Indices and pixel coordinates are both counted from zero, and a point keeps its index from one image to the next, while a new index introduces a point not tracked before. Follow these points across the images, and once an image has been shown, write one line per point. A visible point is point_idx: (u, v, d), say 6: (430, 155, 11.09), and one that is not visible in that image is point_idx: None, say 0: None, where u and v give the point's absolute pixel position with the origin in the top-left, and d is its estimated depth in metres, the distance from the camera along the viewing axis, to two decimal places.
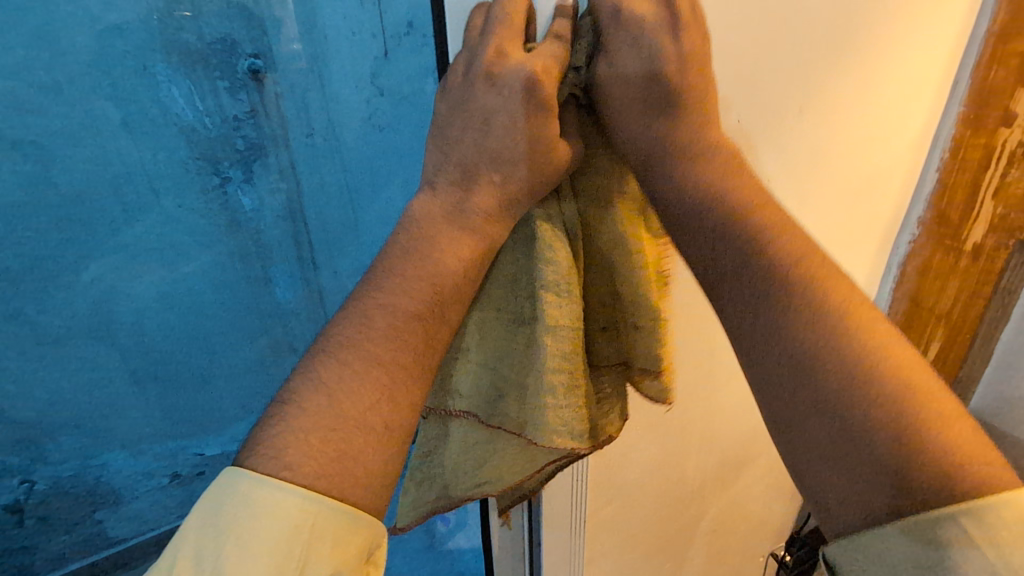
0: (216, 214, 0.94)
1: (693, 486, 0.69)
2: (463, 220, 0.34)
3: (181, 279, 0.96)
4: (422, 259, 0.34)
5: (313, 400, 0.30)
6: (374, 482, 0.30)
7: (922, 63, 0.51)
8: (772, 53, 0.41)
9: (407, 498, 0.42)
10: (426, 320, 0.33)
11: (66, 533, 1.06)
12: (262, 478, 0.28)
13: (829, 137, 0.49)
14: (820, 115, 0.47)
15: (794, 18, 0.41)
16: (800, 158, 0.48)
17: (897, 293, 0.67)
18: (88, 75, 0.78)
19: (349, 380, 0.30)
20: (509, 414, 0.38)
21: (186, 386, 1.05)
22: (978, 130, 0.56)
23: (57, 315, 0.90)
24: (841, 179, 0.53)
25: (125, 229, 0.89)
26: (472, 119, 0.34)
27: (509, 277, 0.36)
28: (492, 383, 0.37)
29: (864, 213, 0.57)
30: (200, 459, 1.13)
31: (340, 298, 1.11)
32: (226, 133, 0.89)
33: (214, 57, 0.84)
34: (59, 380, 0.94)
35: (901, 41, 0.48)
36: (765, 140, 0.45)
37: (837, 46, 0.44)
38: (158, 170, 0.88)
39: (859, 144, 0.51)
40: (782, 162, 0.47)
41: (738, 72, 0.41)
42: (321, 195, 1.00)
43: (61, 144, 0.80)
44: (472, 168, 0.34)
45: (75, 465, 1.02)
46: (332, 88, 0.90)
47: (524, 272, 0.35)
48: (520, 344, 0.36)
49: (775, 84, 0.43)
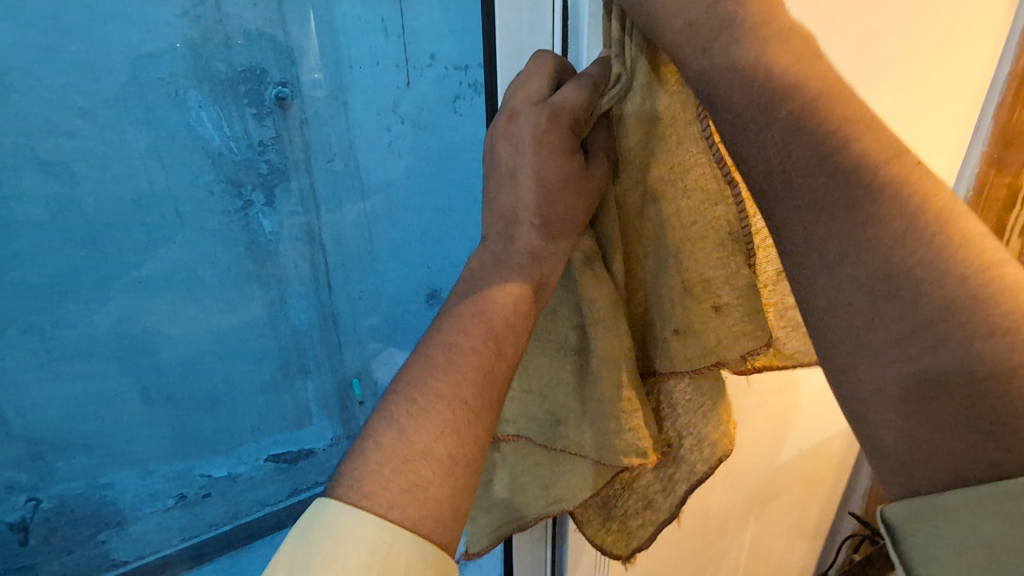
0: (238, 236, 0.95)
1: (718, 519, 0.68)
2: (509, 262, 0.33)
3: (198, 299, 0.97)
4: (478, 301, 0.32)
5: (387, 435, 0.28)
6: (445, 521, 0.27)
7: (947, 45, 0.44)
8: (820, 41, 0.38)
9: (476, 525, 0.46)
10: (484, 356, 0.31)
11: (66, 553, 1.03)
12: (345, 506, 0.26)
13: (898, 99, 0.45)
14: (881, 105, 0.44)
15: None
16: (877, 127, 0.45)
17: None
18: (121, 101, 0.80)
19: (416, 416, 0.28)
20: (570, 435, 0.40)
21: (197, 406, 1.05)
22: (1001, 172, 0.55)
23: (77, 333, 0.90)
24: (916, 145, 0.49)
25: (147, 252, 0.90)
26: (503, 179, 0.35)
27: (552, 311, 0.39)
28: (547, 410, 0.40)
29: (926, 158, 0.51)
30: (206, 480, 1.11)
31: (352, 320, 1.11)
32: (251, 158, 0.91)
33: (243, 84, 0.86)
34: (74, 397, 0.94)
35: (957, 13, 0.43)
36: None
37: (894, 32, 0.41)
38: (181, 193, 0.89)
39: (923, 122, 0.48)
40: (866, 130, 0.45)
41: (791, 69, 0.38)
42: (339, 219, 1.01)
43: (89, 166, 0.82)
44: (515, 216, 0.34)
45: (83, 483, 1.01)
46: (354, 117, 0.93)
47: (562, 303, 0.38)
48: (568, 375, 0.39)
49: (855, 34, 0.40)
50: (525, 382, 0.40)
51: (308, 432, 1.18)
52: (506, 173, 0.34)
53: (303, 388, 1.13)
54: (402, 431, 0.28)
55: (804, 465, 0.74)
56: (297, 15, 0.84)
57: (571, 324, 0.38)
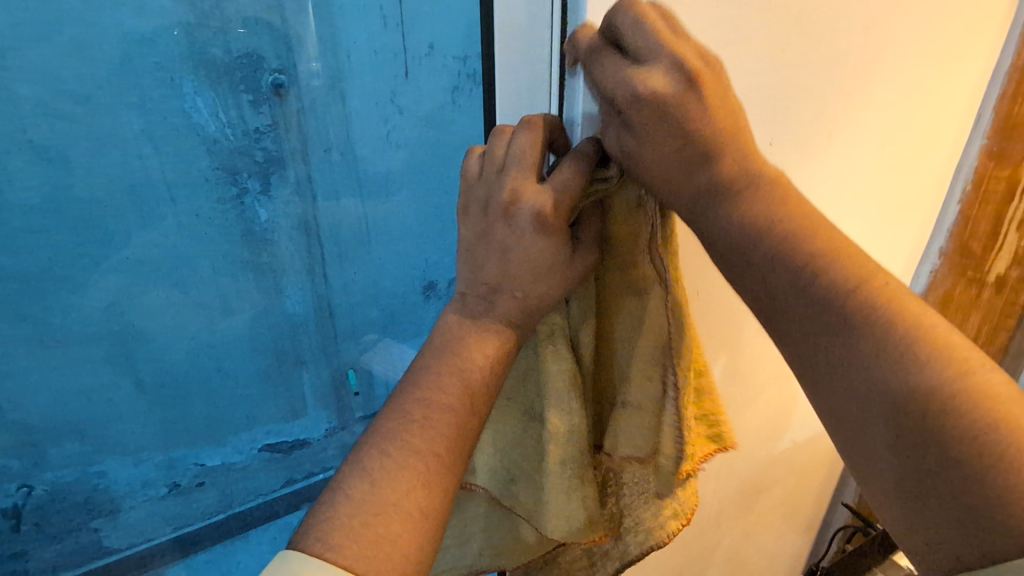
0: (233, 224, 0.95)
1: (712, 515, 0.68)
2: (482, 324, 0.35)
3: (193, 286, 0.96)
4: (455, 358, 0.34)
5: (358, 487, 0.30)
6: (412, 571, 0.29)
7: (929, 85, 0.52)
8: (821, 82, 0.44)
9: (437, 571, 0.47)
10: (458, 413, 0.33)
11: (58, 541, 1.02)
12: (307, 557, 0.28)
13: (872, 150, 0.51)
14: (858, 150, 0.50)
15: (841, 47, 0.43)
16: (849, 179, 0.52)
17: (942, 267, 0.67)
18: (116, 85, 0.79)
19: (388, 466, 0.31)
20: (521, 497, 0.43)
21: (191, 395, 1.05)
22: (1000, 163, 0.60)
23: (70, 319, 0.90)
24: (888, 194, 0.56)
25: (140, 235, 0.89)
26: (492, 247, 0.35)
27: (522, 371, 0.41)
28: (505, 468, 0.43)
29: (910, 191, 0.58)
30: (200, 469, 1.11)
31: (348, 311, 1.11)
32: (247, 145, 0.90)
33: (240, 71, 0.85)
34: (69, 384, 0.93)
35: (930, 63, 0.50)
36: (816, 164, 0.48)
37: (865, 92, 0.47)
38: (177, 179, 0.88)
39: (899, 166, 0.55)
40: (840, 181, 0.51)
41: (800, 96, 0.43)
42: (336, 209, 1.01)
43: (83, 151, 0.81)
44: (496, 287, 0.35)
45: (74, 471, 1.00)
46: (352, 106, 0.92)
47: (532, 369, 0.40)
48: (531, 438, 0.42)
49: (821, 92, 0.44)
50: (491, 441, 0.43)
51: (303, 421, 1.18)
52: (495, 247, 0.34)
53: (298, 377, 1.13)
54: (374, 485, 0.30)
55: (796, 461, 0.74)
56: (294, 2, 0.83)
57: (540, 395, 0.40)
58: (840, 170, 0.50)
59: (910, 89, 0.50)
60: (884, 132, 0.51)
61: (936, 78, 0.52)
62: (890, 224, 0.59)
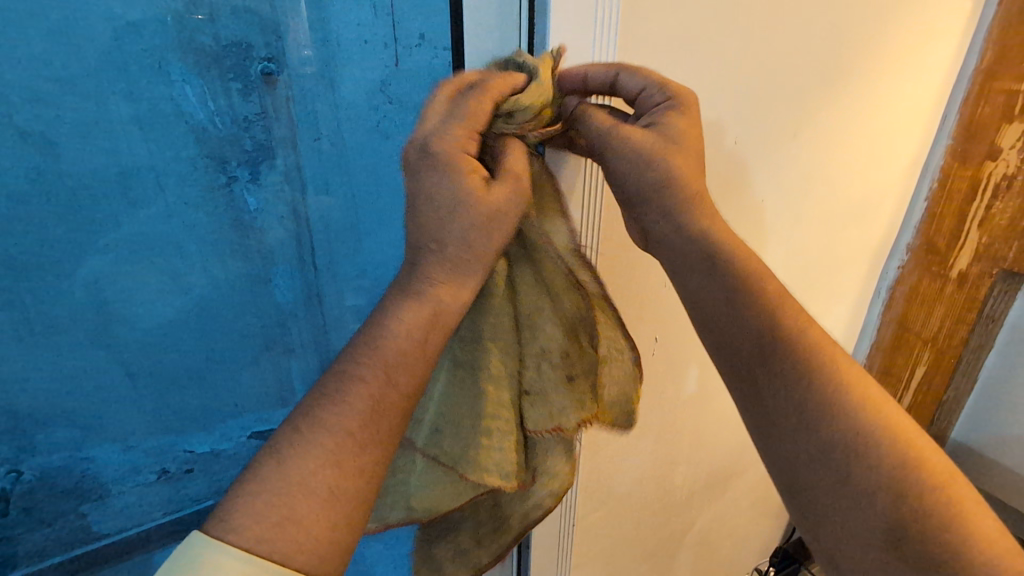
0: (222, 213, 0.95)
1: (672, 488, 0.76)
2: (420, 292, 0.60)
3: (182, 272, 0.96)
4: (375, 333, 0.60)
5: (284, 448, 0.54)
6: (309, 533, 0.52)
7: (873, 110, 0.77)
8: (770, 104, 0.68)
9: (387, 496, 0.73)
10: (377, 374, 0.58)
11: (48, 525, 1.04)
12: (212, 541, 0.50)
13: (811, 156, 0.75)
14: (810, 144, 0.73)
15: (792, 81, 0.68)
16: (789, 177, 0.75)
17: (906, 262, 1.04)
18: (104, 72, 0.79)
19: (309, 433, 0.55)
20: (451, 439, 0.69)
21: (179, 383, 1.04)
22: (965, 162, 0.94)
23: (57, 306, 0.89)
24: (822, 193, 0.80)
25: (127, 219, 0.89)
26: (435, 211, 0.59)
27: (471, 338, 0.67)
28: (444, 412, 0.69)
29: (845, 189, 0.82)
30: (189, 456, 1.12)
31: (338, 303, 1.12)
32: (236, 133, 0.91)
33: (228, 59, 0.85)
34: (57, 372, 0.93)
35: (874, 92, 0.75)
36: (758, 167, 0.71)
37: (809, 104, 0.71)
38: (166, 166, 0.88)
39: (839, 169, 0.79)
40: (780, 178, 0.74)
41: (750, 119, 0.67)
42: (326, 199, 1.02)
43: (70, 138, 0.80)
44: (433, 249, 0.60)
45: (65, 456, 1.00)
46: (342, 95, 0.93)
47: (477, 336, 0.66)
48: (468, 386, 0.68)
49: (773, 113, 0.68)
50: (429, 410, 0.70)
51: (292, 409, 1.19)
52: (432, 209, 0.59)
53: (286, 366, 1.14)
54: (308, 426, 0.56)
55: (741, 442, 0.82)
56: None
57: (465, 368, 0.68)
58: (784, 170, 0.74)
59: (846, 111, 0.74)
60: (816, 140, 0.74)
61: (879, 97, 0.77)
62: (824, 216, 0.82)
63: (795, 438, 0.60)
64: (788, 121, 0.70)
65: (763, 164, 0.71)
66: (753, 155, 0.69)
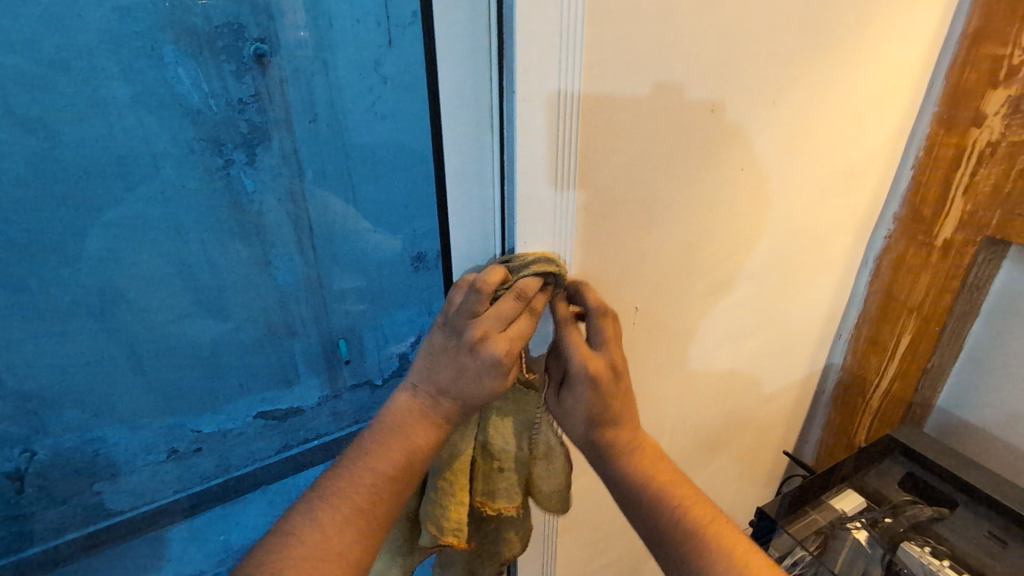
0: (219, 196, 0.96)
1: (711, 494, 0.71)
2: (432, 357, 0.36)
3: (183, 254, 0.97)
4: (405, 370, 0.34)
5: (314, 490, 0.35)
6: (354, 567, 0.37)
7: (896, 65, 0.55)
8: (769, 27, 0.43)
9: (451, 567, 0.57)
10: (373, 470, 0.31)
11: (64, 503, 1.01)
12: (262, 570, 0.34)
13: (828, 110, 0.52)
14: (810, 98, 0.50)
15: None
16: (788, 149, 0.51)
17: None
18: (100, 52, 0.79)
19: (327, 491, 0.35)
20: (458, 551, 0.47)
21: (185, 367, 1.06)
22: None
23: (65, 293, 0.89)
24: (837, 167, 0.57)
25: (125, 196, 0.88)
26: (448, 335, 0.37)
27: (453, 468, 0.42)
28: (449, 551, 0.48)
29: (864, 158, 0.59)
30: (197, 435, 1.11)
31: (339, 284, 1.14)
32: (231, 116, 0.91)
33: (220, 41, 0.85)
34: (65, 355, 0.93)
35: (900, 18, 0.52)
36: (748, 122, 0.46)
37: (814, 35, 0.46)
38: (163, 150, 0.88)
39: (861, 129, 0.57)
40: (777, 150, 0.51)
41: (732, 57, 0.42)
42: (321, 181, 1.03)
43: (66, 123, 0.80)
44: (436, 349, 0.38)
45: (75, 437, 0.99)
46: (336, 73, 0.94)
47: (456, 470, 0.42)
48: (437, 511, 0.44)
49: (767, 50, 0.44)
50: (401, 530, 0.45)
51: (296, 391, 1.20)
52: (450, 355, 0.37)
53: (290, 347, 1.14)
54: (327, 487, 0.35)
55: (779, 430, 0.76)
56: None
57: (484, 501, 0.44)
58: (782, 142, 0.50)
59: (874, 56, 0.52)
60: (821, 101, 0.51)
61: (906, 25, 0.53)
62: (837, 208, 0.61)
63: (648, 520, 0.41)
64: (784, 58, 0.46)
65: (747, 129, 0.47)
66: (739, 115, 0.45)
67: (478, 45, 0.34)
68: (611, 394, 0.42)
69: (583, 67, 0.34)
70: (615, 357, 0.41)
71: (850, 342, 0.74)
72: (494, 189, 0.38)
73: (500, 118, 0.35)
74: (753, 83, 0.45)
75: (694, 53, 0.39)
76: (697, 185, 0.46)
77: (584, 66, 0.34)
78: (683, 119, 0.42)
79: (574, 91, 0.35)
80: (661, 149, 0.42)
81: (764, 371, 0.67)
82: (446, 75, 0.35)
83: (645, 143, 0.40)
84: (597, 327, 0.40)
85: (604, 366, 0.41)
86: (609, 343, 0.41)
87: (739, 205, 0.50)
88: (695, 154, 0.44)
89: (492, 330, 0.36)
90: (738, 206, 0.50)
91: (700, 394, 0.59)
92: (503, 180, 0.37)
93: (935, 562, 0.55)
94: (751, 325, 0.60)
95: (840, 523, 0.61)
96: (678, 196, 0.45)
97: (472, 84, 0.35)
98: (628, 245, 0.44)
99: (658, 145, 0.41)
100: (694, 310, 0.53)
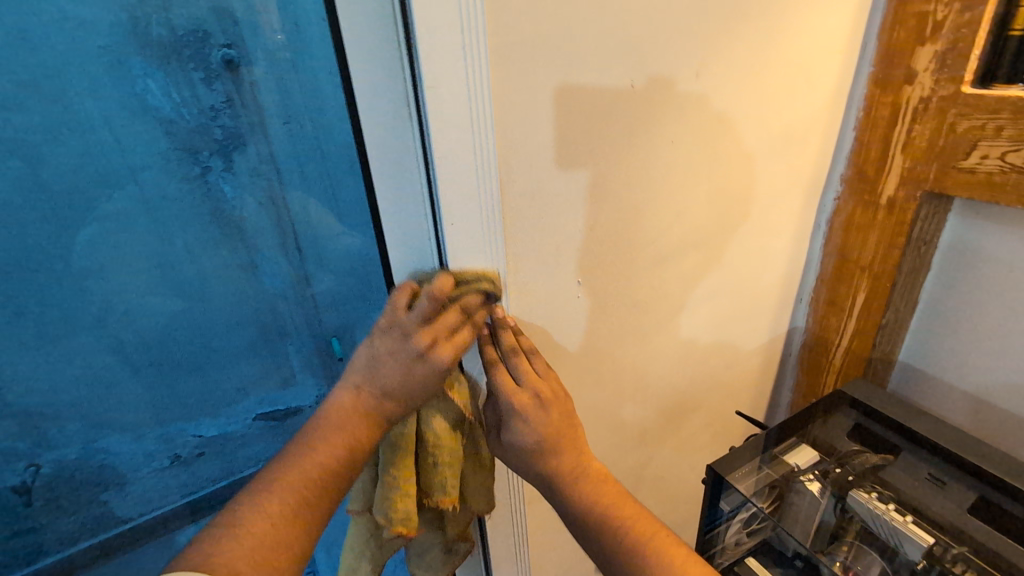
0: (200, 204, 0.92)
1: (684, 461, 0.74)
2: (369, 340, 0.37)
3: (169, 259, 0.92)
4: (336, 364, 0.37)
5: None
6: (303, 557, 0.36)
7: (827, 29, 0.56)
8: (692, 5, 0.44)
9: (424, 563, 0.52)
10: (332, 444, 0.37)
11: (73, 514, 0.97)
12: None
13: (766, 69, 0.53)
14: (744, 66, 0.51)
15: None
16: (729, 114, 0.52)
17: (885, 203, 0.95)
18: (72, 64, 0.75)
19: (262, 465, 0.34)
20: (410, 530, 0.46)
21: (183, 374, 1.01)
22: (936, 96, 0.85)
23: (60, 313, 0.85)
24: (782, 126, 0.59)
25: (105, 204, 0.84)
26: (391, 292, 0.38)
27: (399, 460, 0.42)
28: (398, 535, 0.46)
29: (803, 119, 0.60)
30: (199, 440, 1.06)
31: (327, 281, 1.08)
32: (204, 124, 0.87)
33: (187, 49, 0.82)
34: (58, 370, 0.88)
35: None
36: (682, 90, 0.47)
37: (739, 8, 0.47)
38: (143, 161, 0.85)
39: (800, 89, 0.57)
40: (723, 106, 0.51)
41: (658, 37, 0.43)
42: (304, 184, 0.98)
43: (42, 140, 0.76)
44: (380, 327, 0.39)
45: (78, 448, 0.95)
46: (308, 74, 0.88)
47: (403, 461, 0.42)
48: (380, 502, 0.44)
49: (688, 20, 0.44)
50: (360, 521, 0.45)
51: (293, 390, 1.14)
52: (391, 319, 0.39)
53: (286, 348, 1.10)
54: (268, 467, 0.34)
55: (748, 394, 0.79)
56: None
57: (427, 489, 0.43)
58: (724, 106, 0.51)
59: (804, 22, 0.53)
60: (756, 69, 0.52)
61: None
62: (784, 172, 0.63)
63: (581, 518, 0.42)
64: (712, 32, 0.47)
65: (681, 104, 0.48)
66: (670, 88, 0.46)
67: (386, 32, 0.33)
68: (540, 421, 0.42)
69: (488, 52, 0.35)
70: (540, 388, 0.43)
71: (810, 304, 0.76)
72: (421, 180, 0.38)
73: (417, 108, 0.35)
74: (686, 51, 0.46)
75: (616, 35, 0.40)
76: (637, 162, 0.47)
77: (488, 50, 0.35)
78: (613, 96, 0.43)
79: (484, 78, 0.35)
80: (595, 133, 0.43)
81: (729, 332, 0.69)
82: (359, 62, 0.35)
83: (575, 126, 0.41)
84: (516, 364, 0.43)
85: (529, 400, 0.42)
86: (530, 378, 0.42)
87: (683, 178, 0.52)
88: (628, 136, 0.45)
89: (439, 337, 0.39)
90: (682, 181, 0.52)
91: (661, 361, 0.61)
92: (428, 170, 0.37)
93: (886, 510, 0.50)
94: (708, 286, 0.62)
95: (792, 475, 0.55)
96: (618, 175, 0.46)
97: (386, 74, 0.35)
98: (564, 223, 0.45)
99: (588, 128, 0.42)
100: (647, 277, 0.54)
